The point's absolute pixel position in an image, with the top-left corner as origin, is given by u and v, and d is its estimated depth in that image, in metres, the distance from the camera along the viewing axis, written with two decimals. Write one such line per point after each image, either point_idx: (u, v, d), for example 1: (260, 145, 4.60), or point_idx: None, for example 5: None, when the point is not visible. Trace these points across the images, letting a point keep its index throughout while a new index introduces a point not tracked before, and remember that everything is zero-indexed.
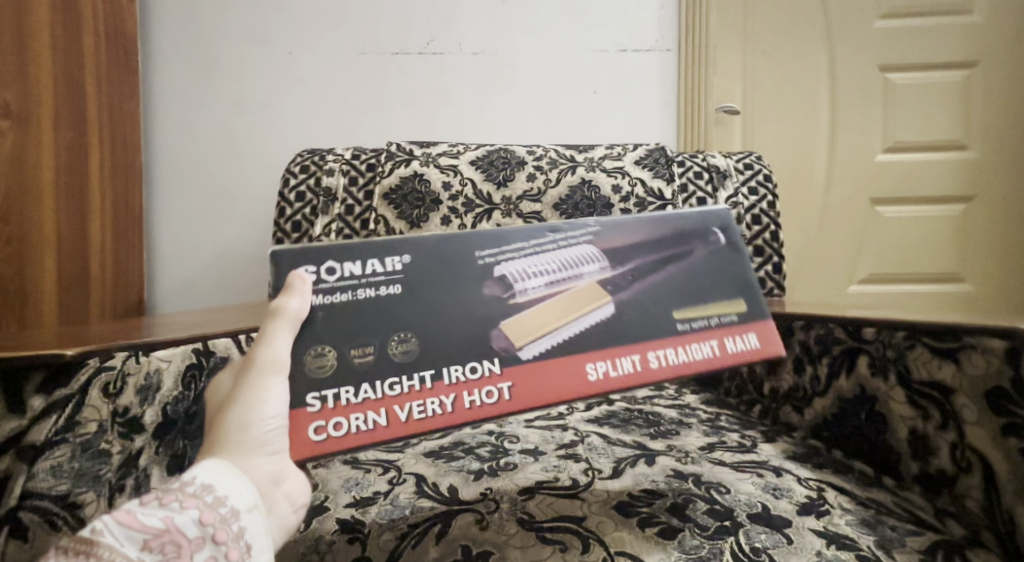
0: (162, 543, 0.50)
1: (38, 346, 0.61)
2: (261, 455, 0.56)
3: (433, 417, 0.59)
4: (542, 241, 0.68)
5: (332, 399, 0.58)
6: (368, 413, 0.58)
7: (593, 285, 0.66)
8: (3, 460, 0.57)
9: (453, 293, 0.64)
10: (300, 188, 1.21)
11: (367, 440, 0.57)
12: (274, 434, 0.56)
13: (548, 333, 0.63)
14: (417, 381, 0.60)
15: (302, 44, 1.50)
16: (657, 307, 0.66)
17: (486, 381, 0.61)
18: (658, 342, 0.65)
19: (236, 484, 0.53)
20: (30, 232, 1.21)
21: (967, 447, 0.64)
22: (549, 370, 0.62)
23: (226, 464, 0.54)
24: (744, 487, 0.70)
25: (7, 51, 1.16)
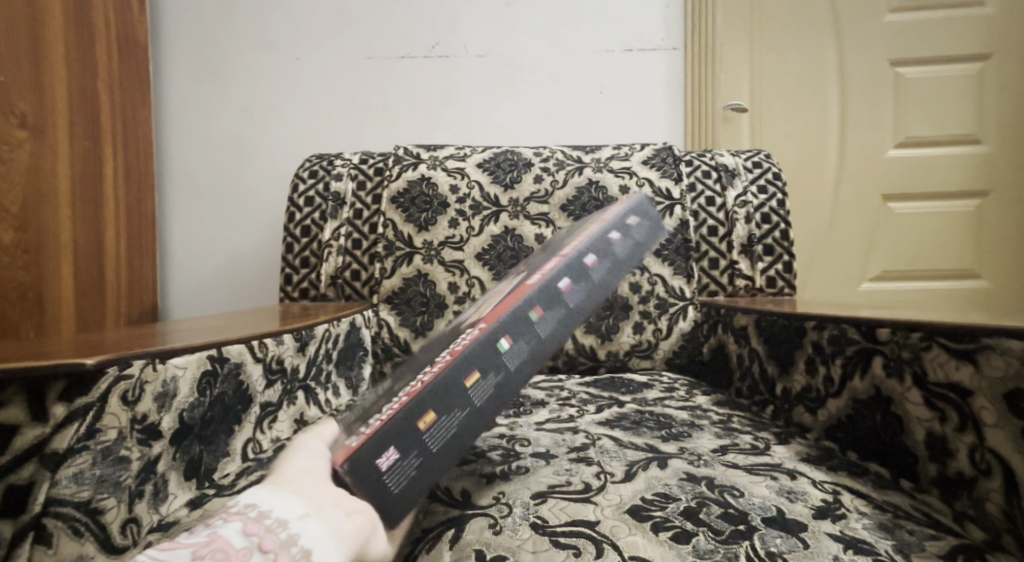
0: (211, 551, 0.45)
1: (58, 355, 0.61)
2: (311, 476, 0.53)
3: (441, 367, 0.60)
4: (465, 317, 0.75)
5: (364, 427, 0.58)
6: (392, 405, 0.59)
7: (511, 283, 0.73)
8: (26, 467, 0.56)
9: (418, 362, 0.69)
10: (309, 193, 1.22)
11: (400, 414, 0.57)
12: (320, 463, 0.55)
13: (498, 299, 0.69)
14: (419, 374, 0.62)
15: (309, 49, 1.50)
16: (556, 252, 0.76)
17: (469, 333, 0.64)
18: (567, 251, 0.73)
19: (282, 497, 0.50)
20: (47, 239, 1.22)
21: (987, 449, 0.62)
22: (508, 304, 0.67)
23: (273, 484, 0.51)
24: (758, 491, 0.69)
25: (22, 61, 1.17)
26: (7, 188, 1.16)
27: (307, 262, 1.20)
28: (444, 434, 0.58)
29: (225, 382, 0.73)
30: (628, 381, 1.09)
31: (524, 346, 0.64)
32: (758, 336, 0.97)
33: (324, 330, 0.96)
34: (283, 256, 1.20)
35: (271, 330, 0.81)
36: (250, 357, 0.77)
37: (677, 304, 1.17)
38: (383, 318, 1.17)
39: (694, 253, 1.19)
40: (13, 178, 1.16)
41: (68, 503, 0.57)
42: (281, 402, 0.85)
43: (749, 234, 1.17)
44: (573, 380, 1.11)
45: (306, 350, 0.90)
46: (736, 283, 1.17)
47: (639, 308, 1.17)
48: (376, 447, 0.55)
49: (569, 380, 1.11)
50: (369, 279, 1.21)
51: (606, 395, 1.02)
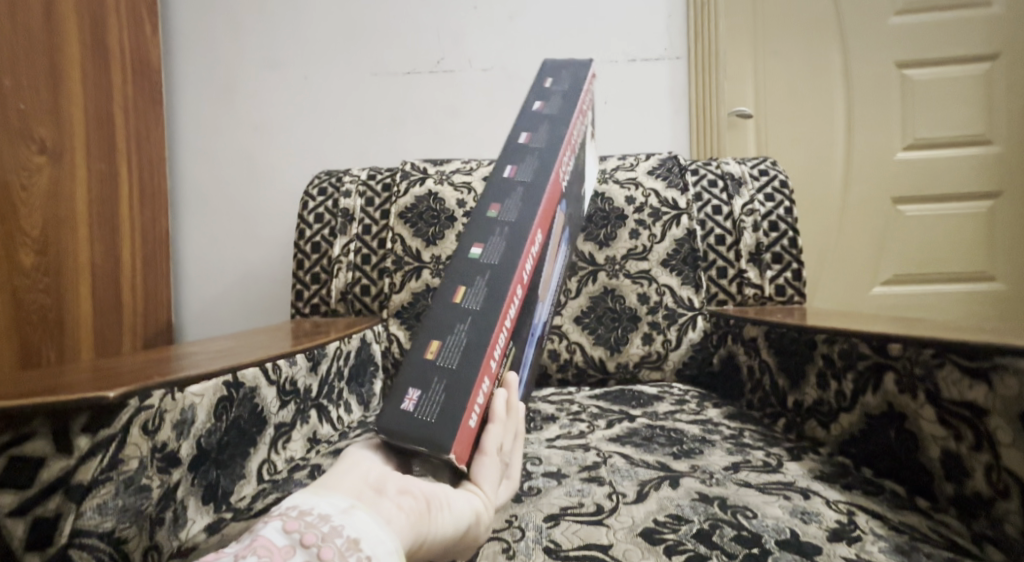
0: (254, 549, 0.44)
1: (81, 387, 0.61)
2: (355, 475, 0.53)
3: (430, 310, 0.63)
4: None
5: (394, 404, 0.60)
6: None
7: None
8: (53, 499, 0.56)
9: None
10: (318, 210, 1.23)
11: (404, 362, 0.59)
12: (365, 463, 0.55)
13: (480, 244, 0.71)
14: None
15: (315, 67, 1.52)
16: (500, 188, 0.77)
17: None
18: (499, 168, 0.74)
19: (324, 497, 0.49)
20: (65, 262, 1.23)
21: (1003, 470, 0.62)
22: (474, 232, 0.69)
23: (318, 485, 0.51)
24: (771, 512, 0.69)
25: (41, 89, 1.18)
26: (29, 213, 1.17)
27: (317, 278, 1.20)
28: (455, 344, 0.59)
29: (241, 407, 0.74)
30: (638, 394, 1.09)
31: (496, 244, 0.66)
32: (768, 348, 0.96)
33: (335, 349, 0.96)
34: (293, 273, 1.21)
35: (283, 352, 0.82)
36: (265, 380, 0.77)
37: (686, 315, 1.16)
38: (393, 333, 1.17)
39: (702, 263, 1.18)
40: (34, 203, 1.18)
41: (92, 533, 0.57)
42: (295, 423, 0.85)
43: (757, 242, 1.16)
44: (583, 393, 1.11)
45: (318, 369, 0.90)
46: (744, 292, 1.17)
47: (648, 319, 1.16)
48: (396, 396, 0.57)
49: (578, 394, 1.11)
50: (378, 294, 1.21)
51: (617, 409, 1.01)
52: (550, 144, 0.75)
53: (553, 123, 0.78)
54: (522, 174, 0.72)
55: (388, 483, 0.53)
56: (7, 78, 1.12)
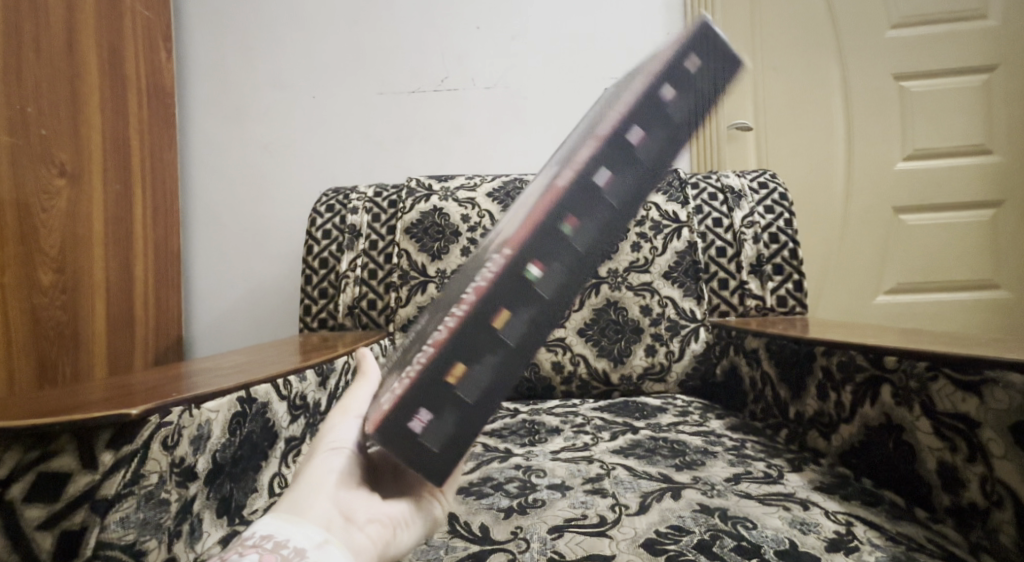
0: None
1: (105, 403, 0.64)
2: (328, 493, 0.58)
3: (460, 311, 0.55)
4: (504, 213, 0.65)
5: (392, 383, 0.56)
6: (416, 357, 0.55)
7: (543, 169, 0.60)
8: (78, 513, 0.59)
9: (459, 276, 0.61)
10: (326, 226, 1.25)
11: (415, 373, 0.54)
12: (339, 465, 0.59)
13: (521, 199, 0.59)
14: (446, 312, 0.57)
15: (324, 86, 1.55)
16: (592, 118, 0.59)
17: (498, 251, 0.55)
18: (607, 115, 0.56)
19: (301, 525, 0.55)
20: (82, 279, 1.26)
21: (996, 480, 0.64)
22: (537, 206, 0.55)
23: (289, 512, 0.56)
24: (771, 522, 0.71)
25: (62, 114, 1.22)
26: (48, 233, 1.19)
27: (325, 292, 1.22)
28: (477, 382, 0.53)
29: (254, 421, 0.75)
30: (641, 405, 1.10)
31: (561, 265, 0.53)
32: (769, 359, 0.97)
33: (344, 363, 0.98)
34: (302, 288, 1.22)
35: (295, 367, 0.83)
36: (277, 395, 0.79)
37: (689, 326, 1.18)
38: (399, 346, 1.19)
39: (703, 274, 1.20)
40: (52, 223, 1.20)
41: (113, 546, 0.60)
42: (305, 436, 0.87)
43: (758, 254, 1.18)
44: (587, 406, 1.12)
45: (327, 384, 0.92)
46: (746, 303, 1.18)
47: (651, 330, 1.18)
48: (406, 412, 0.52)
49: (583, 406, 1.12)
50: (385, 308, 1.23)
51: (620, 421, 1.03)
52: (684, 129, 0.55)
53: (708, 85, 0.55)
54: (627, 164, 0.54)
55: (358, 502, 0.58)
56: (30, 104, 1.16)
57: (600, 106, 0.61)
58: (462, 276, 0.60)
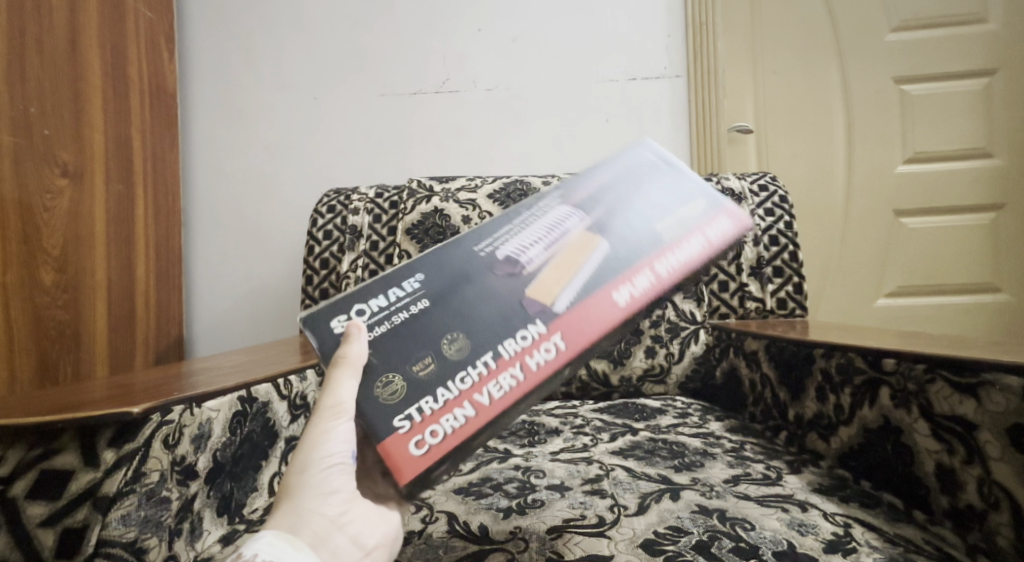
0: None
1: (107, 402, 0.64)
2: (324, 514, 0.61)
3: (509, 391, 0.64)
4: (522, 218, 0.72)
5: (417, 414, 0.63)
6: (454, 411, 0.63)
7: (585, 233, 0.70)
8: (81, 510, 0.60)
9: (475, 286, 0.69)
10: (327, 227, 1.26)
11: (462, 435, 0.62)
12: (334, 479, 0.62)
13: (570, 281, 0.67)
14: (482, 367, 0.64)
15: (325, 87, 1.55)
16: (640, 227, 0.71)
17: (542, 340, 0.65)
18: (661, 258, 0.69)
19: (302, 551, 0.58)
20: (84, 279, 1.27)
21: (993, 483, 0.64)
22: (585, 307, 0.67)
23: (291, 537, 0.59)
24: (769, 523, 0.71)
25: (65, 114, 1.23)
26: (50, 232, 1.20)
27: (326, 293, 1.23)
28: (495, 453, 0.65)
29: (254, 421, 0.76)
30: (641, 407, 1.10)
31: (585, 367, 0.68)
32: (769, 361, 0.97)
33: None
34: (302, 288, 1.23)
35: (295, 367, 0.84)
36: (277, 395, 0.79)
37: (688, 328, 1.18)
38: None
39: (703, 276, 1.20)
40: (54, 223, 1.21)
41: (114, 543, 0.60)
42: None
43: (758, 256, 1.18)
44: (586, 407, 1.13)
45: None
46: (746, 305, 1.19)
47: (651, 332, 1.18)
48: (439, 467, 0.62)
49: (582, 407, 1.13)
50: None
51: (620, 422, 1.03)
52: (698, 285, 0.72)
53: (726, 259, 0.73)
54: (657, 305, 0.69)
55: (351, 521, 0.63)
56: (32, 104, 1.16)
57: (642, 204, 0.73)
58: (485, 295, 0.68)
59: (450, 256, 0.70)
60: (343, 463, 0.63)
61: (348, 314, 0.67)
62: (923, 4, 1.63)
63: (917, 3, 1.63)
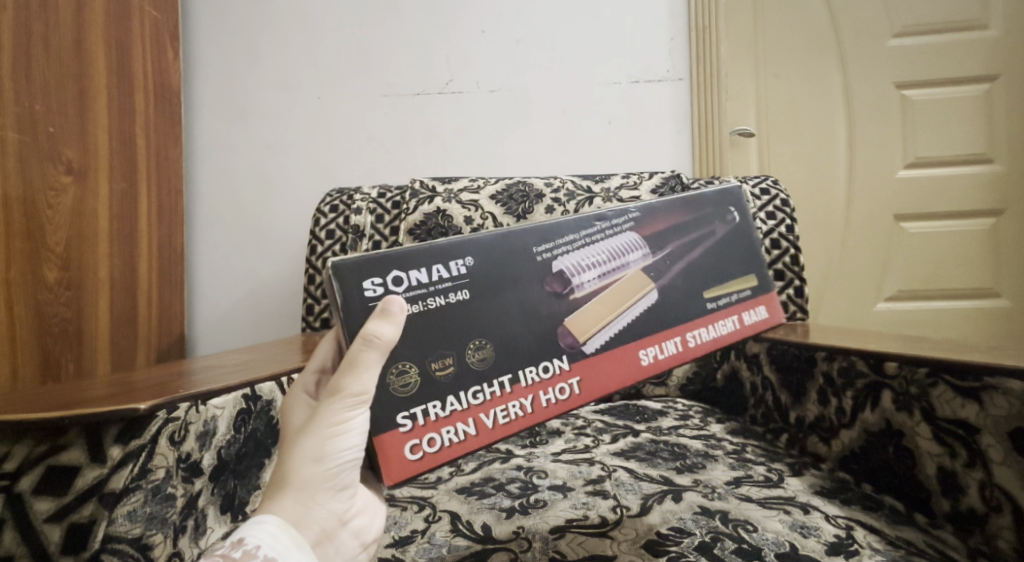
0: None
1: (112, 399, 0.65)
2: (328, 508, 0.63)
3: (515, 420, 0.66)
4: (591, 230, 0.71)
5: (421, 417, 0.65)
6: (458, 426, 0.65)
7: (640, 274, 0.71)
8: (88, 506, 0.61)
9: (520, 292, 0.69)
10: (330, 226, 1.26)
11: (458, 451, 0.65)
12: (345, 470, 0.63)
13: (605, 326, 0.70)
14: (498, 388, 0.67)
15: (329, 87, 1.56)
16: (689, 288, 0.73)
17: (558, 378, 0.68)
18: (695, 328, 0.72)
19: (303, 551, 0.60)
20: (87, 276, 1.27)
21: (996, 486, 0.65)
22: (610, 353, 0.70)
23: (294, 534, 0.60)
24: (771, 525, 0.71)
25: (70, 111, 1.23)
26: (54, 230, 1.20)
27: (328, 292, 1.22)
28: None
29: (258, 419, 0.75)
30: (642, 409, 1.10)
31: None
32: (770, 364, 0.97)
33: None
34: (305, 287, 1.23)
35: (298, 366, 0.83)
36: (282, 393, 0.79)
37: None
38: None
39: None
40: (58, 220, 1.21)
41: (121, 539, 0.61)
42: None
43: None
44: (587, 408, 1.13)
45: None
46: None
47: None
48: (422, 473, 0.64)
49: (583, 408, 1.13)
50: None
51: (621, 424, 1.03)
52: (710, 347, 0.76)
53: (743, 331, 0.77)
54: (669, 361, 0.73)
55: (353, 513, 0.65)
56: (37, 102, 1.17)
57: (699, 261, 0.74)
58: (525, 308, 0.69)
59: (508, 250, 0.69)
60: (355, 459, 0.63)
61: (384, 279, 0.66)
62: (924, 10, 1.63)
63: (918, 9, 1.63)
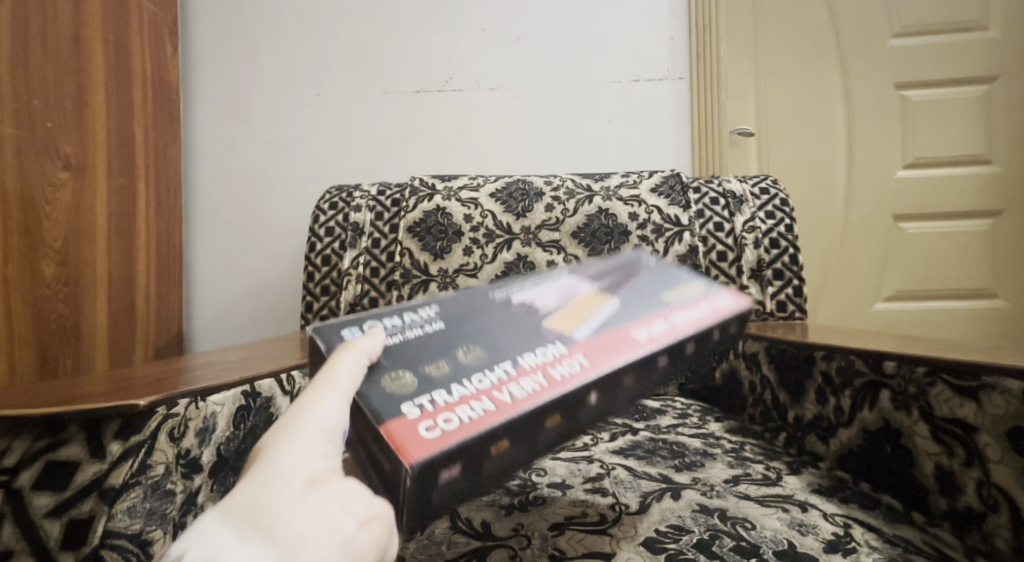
0: None
1: (112, 394, 0.65)
2: (296, 490, 0.54)
3: (534, 393, 0.62)
4: (536, 283, 0.75)
5: (428, 403, 0.60)
6: (472, 403, 0.60)
7: (596, 292, 0.74)
8: (88, 501, 0.61)
9: (491, 317, 0.69)
10: (329, 223, 1.25)
11: (482, 425, 0.59)
12: (313, 448, 0.56)
13: (585, 321, 0.69)
14: (503, 371, 0.63)
15: (329, 85, 1.56)
16: (649, 291, 0.75)
17: (563, 358, 0.65)
18: (675, 311, 0.73)
19: (254, 539, 0.51)
20: (84, 272, 1.27)
21: (993, 485, 0.65)
22: (606, 339, 0.68)
23: (246, 519, 0.52)
24: (770, 523, 0.71)
25: (68, 107, 1.23)
26: (51, 225, 1.20)
27: (327, 290, 1.22)
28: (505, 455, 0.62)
29: (258, 416, 0.76)
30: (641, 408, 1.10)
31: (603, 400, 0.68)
32: (768, 363, 0.97)
33: None
34: (304, 285, 1.22)
35: (296, 363, 0.83)
36: (280, 390, 0.79)
37: None
38: None
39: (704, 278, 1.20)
40: (56, 216, 1.21)
41: (121, 535, 0.61)
42: None
43: (758, 259, 1.18)
44: None
45: None
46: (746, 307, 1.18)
47: None
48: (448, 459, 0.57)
49: None
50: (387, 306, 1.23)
51: (620, 422, 1.03)
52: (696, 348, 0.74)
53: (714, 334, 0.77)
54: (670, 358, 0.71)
55: (334, 495, 0.55)
56: (35, 97, 1.17)
57: (646, 279, 0.78)
58: (502, 326, 0.68)
59: (464, 296, 0.72)
60: (327, 436, 0.57)
61: (358, 324, 0.66)
62: (924, 11, 1.64)
63: (918, 9, 1.64)
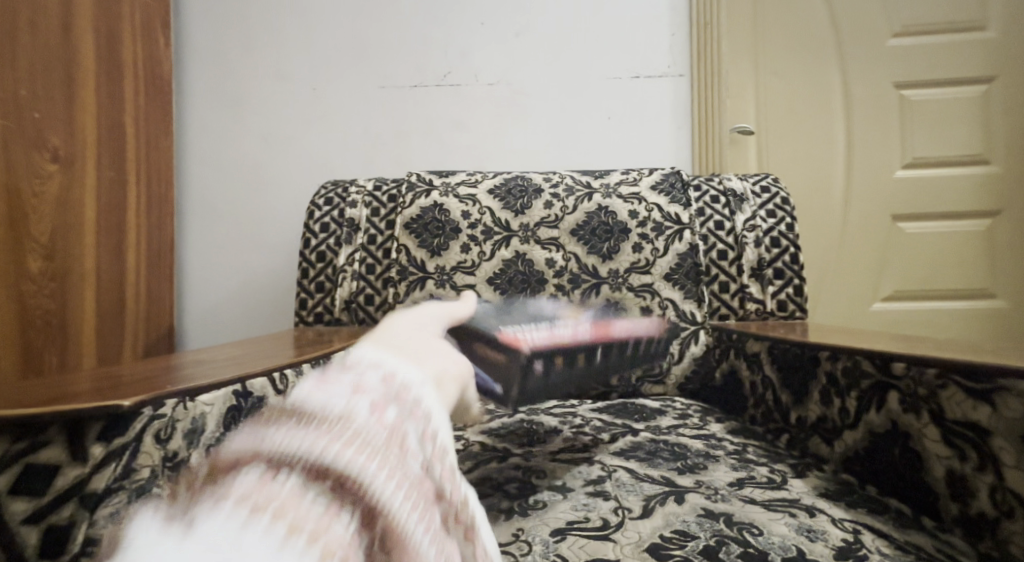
0: (343, 434, 0.37)
1: (96, 393, 0.63)
2: (414, 339, 0.53)
3: (582, 324, 0.74)
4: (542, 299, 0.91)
5: (506, 320, 0.71)
6: (542, 324, 0.72)
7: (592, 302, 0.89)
8: (67, 507, 0.58)
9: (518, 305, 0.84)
10: (324, 219, 1.23)
11: (551, 335, 0.70)
12: (415, 325, 0.57)
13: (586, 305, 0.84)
14: (556, 312, 0.76)
15: (324, 79, 1.53)
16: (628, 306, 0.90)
17: (592, 314, 0.79)
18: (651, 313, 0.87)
19: (406, 360, 0.47)
20: (72, 267, 1.24)
21: (1007, 490, 0.63)
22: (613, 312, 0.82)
23: (388, 350, 0.47)
24: (778, 528, 0.70)
25: (57, 97, 1.20)
26: (38, 218, 1.17)
27: (321, 287, 1.19)
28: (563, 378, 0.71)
29: (249, 416, 0.74)
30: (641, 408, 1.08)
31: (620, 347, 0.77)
32: (771, 364, 0.95)
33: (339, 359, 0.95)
34: (298, 282, 1.20)
35: (290, 361, 0.82)
36: (272, 390, 0.77)
37: (689, 328, 1.16)
38: None
39: (704, 277, 1.18)
40: (43, 209, 1.18)
41: (101, 541, 0.58)
42: None
43: (758, 258, 1.16)
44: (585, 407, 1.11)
45: None
46: (746, 307, 1.16)
47: None
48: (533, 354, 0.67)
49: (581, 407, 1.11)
50: (381, 304, 1.20)
51: (620, 423, 1.01)
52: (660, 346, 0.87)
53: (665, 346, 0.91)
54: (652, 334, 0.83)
55: (452, 356, 0.54)
56: (23, 86, 1.13)
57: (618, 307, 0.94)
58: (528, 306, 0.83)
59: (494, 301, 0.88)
60: (425, 321, 0.60)
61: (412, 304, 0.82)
62: (924, 11, 1.63)
63: (918, 9, 1.63)
